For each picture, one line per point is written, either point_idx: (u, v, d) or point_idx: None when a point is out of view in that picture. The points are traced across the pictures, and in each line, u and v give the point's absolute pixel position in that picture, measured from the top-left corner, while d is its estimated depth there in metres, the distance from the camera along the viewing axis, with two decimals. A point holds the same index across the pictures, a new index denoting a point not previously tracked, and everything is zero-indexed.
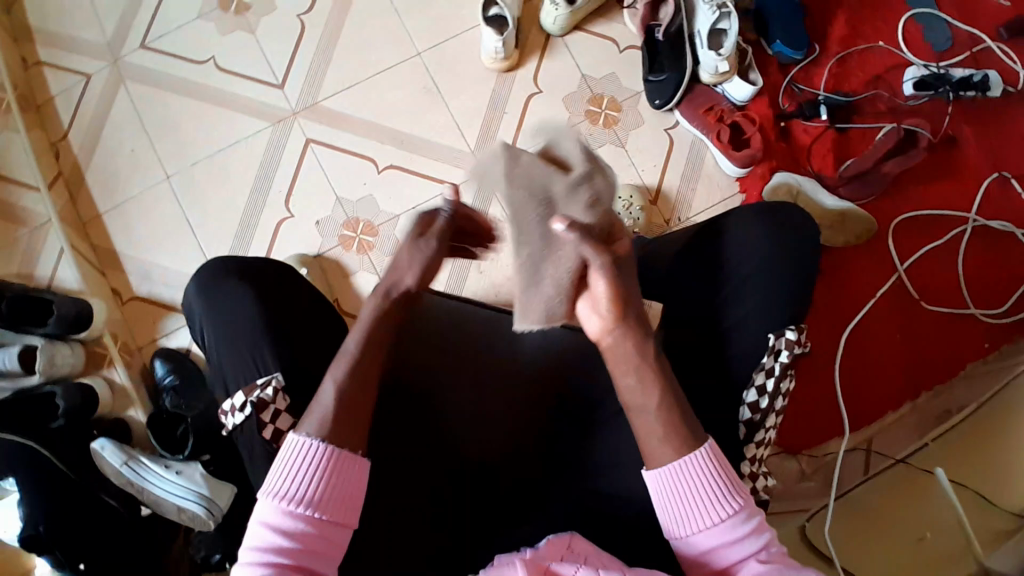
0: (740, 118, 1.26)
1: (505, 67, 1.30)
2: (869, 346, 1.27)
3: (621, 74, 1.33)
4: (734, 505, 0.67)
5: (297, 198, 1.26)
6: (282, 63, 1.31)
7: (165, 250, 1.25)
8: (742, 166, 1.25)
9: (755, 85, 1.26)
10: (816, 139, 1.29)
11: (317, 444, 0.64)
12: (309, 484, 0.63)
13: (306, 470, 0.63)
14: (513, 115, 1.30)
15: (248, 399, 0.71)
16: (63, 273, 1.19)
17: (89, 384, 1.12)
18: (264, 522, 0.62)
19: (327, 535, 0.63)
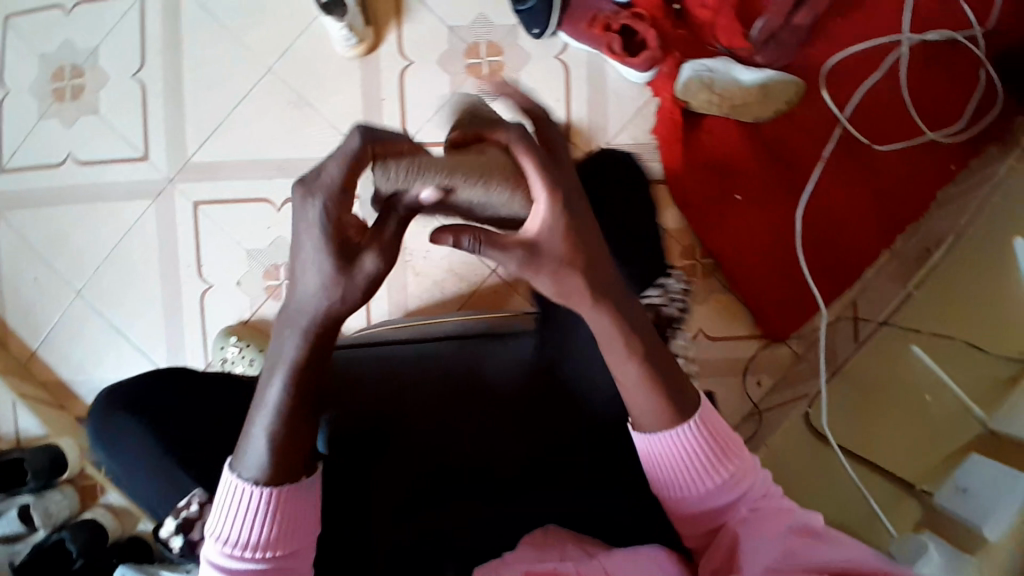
0: (627, 19, 1.13)
1: (363, 51, 1.18)
2: (831, 208, 1.19)
3: (490, 13, 1.20)
4: (733, 470, 0.60)
5: (209, 265, 1.19)
6: (140, 133, 1.21)
7: (109, 364, 1.22)
8: (647, 70, 1.14)
9: None
10: (718, 10, 1.15)
11: (257, 488, 0.53)
12: (260, 523, 0.53)
13: (249, 516, 0.53)
14: (393, 99, 1.19)
15: (176, 521, 0.64)
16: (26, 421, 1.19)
17: (94, 519, 1.15)
18: (212, 565, 0.54)
19: (291, 571, 0.55)
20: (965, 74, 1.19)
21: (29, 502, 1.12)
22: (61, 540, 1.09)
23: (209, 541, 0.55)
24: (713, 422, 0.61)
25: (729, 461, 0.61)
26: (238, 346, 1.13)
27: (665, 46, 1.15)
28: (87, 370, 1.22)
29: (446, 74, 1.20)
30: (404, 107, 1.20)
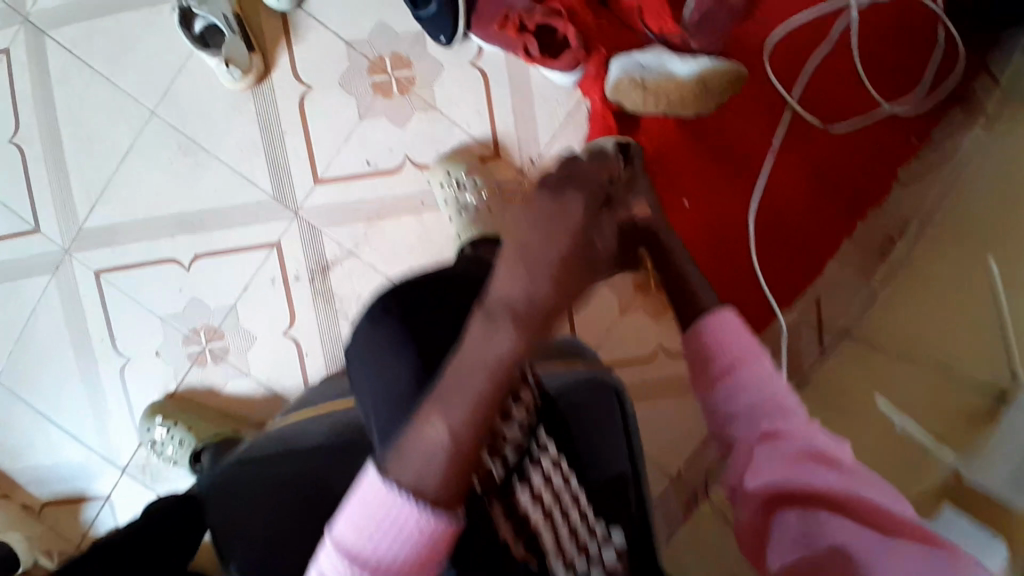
0: (543, 15, 0.98)
1: (252, 82, 1.04)
2: (783, 199, 1.09)
3: (391, 20, 1.05)
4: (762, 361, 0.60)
5: (124, 337, 1.10)
6: (24, 201, 1.08)
7: (41, 450, 1.15)
8: (572, 71, 1.00)
9: None
10: None
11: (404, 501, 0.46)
12: (393, 538, 0.47)
13: (385, 530, 0.47)
14: (295, 134, 1.06)
15: None
16: None
17: None
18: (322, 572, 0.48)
19: None
20: (927, 36, 1.06)
21: None
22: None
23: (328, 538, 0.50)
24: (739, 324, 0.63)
25: (755, 360, 0.60)
26: (166, 426, 1.06)
27: (591, 40, 1.02)
28: (19, 459, 1.15)
29: (350, 98, 1.06)
30: (308, 139, 1.06)
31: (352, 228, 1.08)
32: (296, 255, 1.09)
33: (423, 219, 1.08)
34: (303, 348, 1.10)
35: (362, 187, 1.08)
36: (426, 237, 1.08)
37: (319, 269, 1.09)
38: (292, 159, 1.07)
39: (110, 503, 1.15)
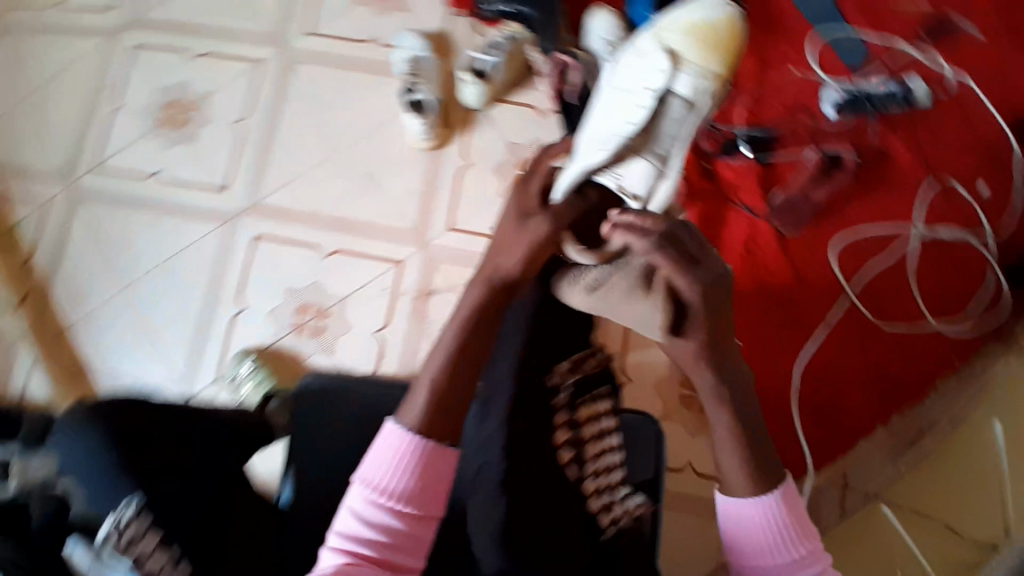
0: None
1: (434, 145, 1.35)
2: (829, 369, 1.28)
3: (546, 139, 1.37)
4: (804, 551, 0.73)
5: (248, 288, 1.30)
6: (225, 166, 1.36)
7: (126, 357, 1.28)
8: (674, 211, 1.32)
9: None
10: (741, 176, 1.36)
11: (410, 435, 0.73)
12: (404, 473, 0.72)
13: (391, 470, 0.72)
14: (446, 190, 1.35)
15: None
16: (35, 384, 1.26)
17: None
18: (351, 510, 0.71)
19: (409, 527, 0.71)
20: (970, 277, 1.31)
21: None
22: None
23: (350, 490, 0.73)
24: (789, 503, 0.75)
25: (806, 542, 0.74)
26: (252, 370, 1.21)
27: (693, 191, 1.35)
28: (100, 358, 1.28)
29: (497, 179, 1.35)
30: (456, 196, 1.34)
31: (462, 270, 1.31)
32: (412, 276, 1.31)
33: None
34: (385, 349, 1.27)
35: (481, 243, 1.32)
36: None
37: (423, 292, 1.30)
38: (438, 205, 1.34)
39: None
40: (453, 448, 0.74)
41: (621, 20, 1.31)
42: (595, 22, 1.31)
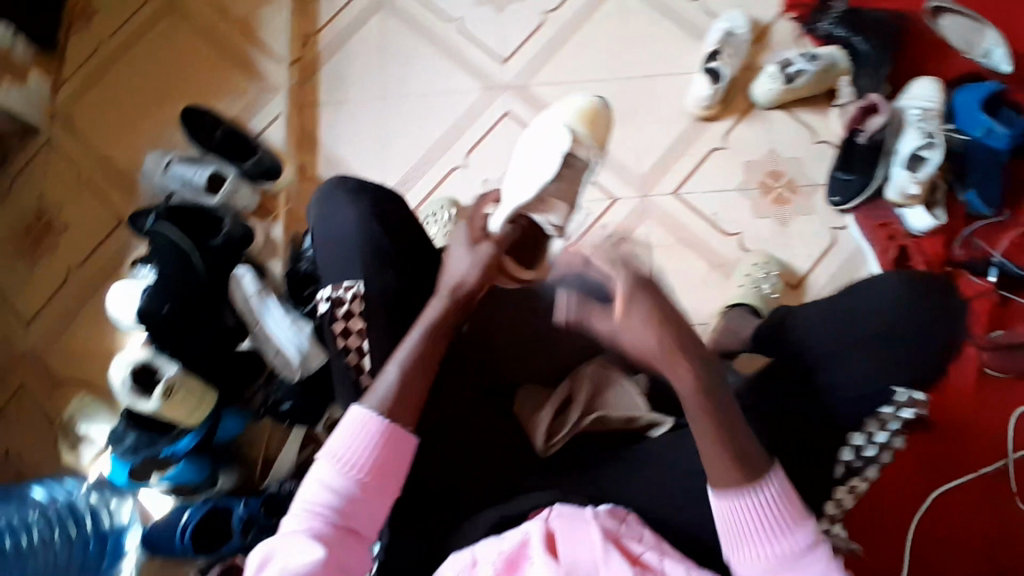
0: (911, 245, 1.27)
1: (704, 116, 1.34)
2: (954, 518, 1.16)
3: (808, 165, 1.33)
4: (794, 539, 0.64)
5: (479, 152, 1.37)
6: (513, 42, 1.42)
7: (352, 152, 1.39)
8: None
9: (937, 221, 1.24)
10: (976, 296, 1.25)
11: (375, 416, 0.71)
12: (366, 448, 0.70)
13: (364, 442, 0.70)
14: (691, 158, 1.34)
15: (333, 292, 0.85)
16: (274, 131, 1.38)
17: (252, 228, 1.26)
18: (323, 483, 0.69)
19: (373, 501, 0.69)
20: None
21: (228, 175, 1.24)
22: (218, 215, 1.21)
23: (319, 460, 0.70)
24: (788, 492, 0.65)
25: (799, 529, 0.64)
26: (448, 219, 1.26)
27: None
28: (334, 140, 1.40)
29: (742, 174, 1.33)
30: (696, 170, 1.33)
31: (666, 237, 1.31)
32: (617, 217, 1.33)
33: (711, 274, 1.29)
34: None
35: (695, 221, 1.32)
36: (703, 286, 1.28)
37: (618, 235, 1.31)
38: (675, 168, 1.34)
39: None
40: (412, 434, 0.71)
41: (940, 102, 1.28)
42: (919, 87, 1.29)
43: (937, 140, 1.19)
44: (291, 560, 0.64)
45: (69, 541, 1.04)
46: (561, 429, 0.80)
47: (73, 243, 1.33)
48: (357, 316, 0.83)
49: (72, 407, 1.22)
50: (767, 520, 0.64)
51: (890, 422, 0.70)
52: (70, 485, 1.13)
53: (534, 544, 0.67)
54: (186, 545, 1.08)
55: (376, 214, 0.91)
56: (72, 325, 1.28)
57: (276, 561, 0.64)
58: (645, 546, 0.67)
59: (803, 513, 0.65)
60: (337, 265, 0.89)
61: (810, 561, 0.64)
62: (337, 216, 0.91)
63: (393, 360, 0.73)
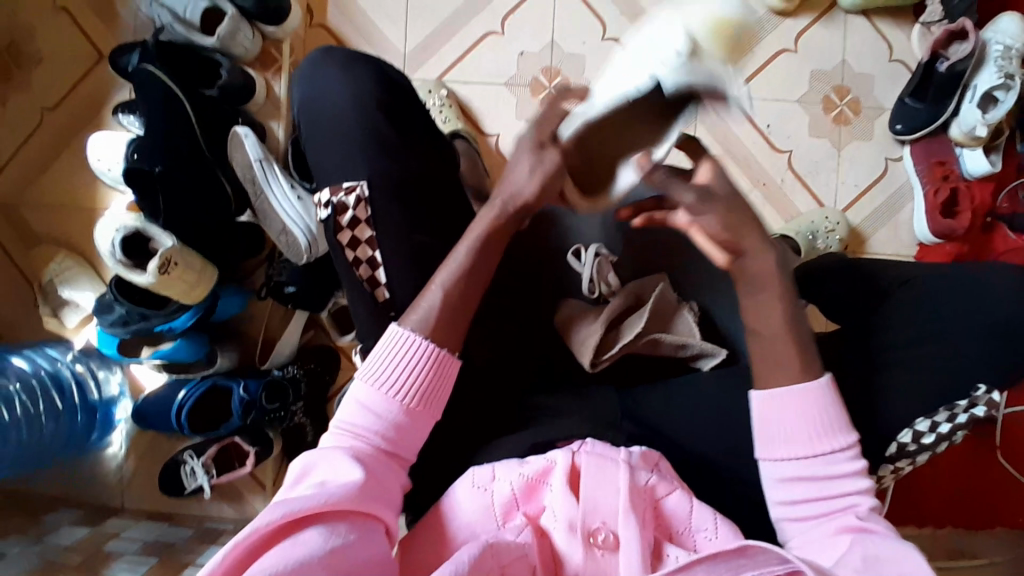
0: (964, 189, 1.12)
1: (779, 10, 1.17)
2: (934, 470, 1.11)
3: (880, 82, 1.19)
4: (841, 446, 0.60)
5: (516, 19, 1.19)
6: None
7: (372, 3, 1.20)
8: (935, 232, 1.14)
9: (994, 166, 1.12)
10: (1011, 251, 1.14)
11: (420, 341, 0.63)
12: (415, 369, 0.63)
13: (412, 363, 0.63)
14: (755, 59, 1.19)
15: (331, 199, 0.69)
16: None
17: (251, 78, 1.10)
18: (360, 401, 0.62)
19: (416, 424, 0.63)
20: None
21: (226, 12, 1.05)
22: (217, 62, 1.06)
23: (358, 381, 0.63)
24: (830, 397, 0.61)
25: (840, 438, 0.60)
26: (442, 101, 1.16)
27: (964, 233, 1.14)
28: None
29: (808, 85, 1.19)
30: (755, 73, 1.19)
31: (712, 146, 1.20)
32: None
33: (753, 194, 1.19)
34: None
35: (748, 133, 1.20)
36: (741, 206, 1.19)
37: None
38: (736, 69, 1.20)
39: None
40: (457, 359, 0.65)
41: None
42: (1002, 21, 1.10)
43: (1017, 81, 1.04)
44: (332, 476, 0.57)
45: (57, 415, 1.03)
46: (612, 345, 0.70)
47: (46, 80, 1.16)
48: (364, 224, 0.69)
49: (51, 270, 1.12)
50: (816, 413, 0.60)
51: (977, 406, 0.66)
52: (54, 353, 1.07)
53: (555, 475, 0.62)
54: (182, 424, 1.03)
55: (393, 94, 0.74)
56: (47, 176, 1.16)
57: (316, 475, 0.58)
58: (680, 484, 0.63)
59: (847, 421, 0.61)
60: (336, 154, 0.71)
61: (840, 478, 0.60)
62: (329, 96, 0.73)
63: (436, 277, 0.65)
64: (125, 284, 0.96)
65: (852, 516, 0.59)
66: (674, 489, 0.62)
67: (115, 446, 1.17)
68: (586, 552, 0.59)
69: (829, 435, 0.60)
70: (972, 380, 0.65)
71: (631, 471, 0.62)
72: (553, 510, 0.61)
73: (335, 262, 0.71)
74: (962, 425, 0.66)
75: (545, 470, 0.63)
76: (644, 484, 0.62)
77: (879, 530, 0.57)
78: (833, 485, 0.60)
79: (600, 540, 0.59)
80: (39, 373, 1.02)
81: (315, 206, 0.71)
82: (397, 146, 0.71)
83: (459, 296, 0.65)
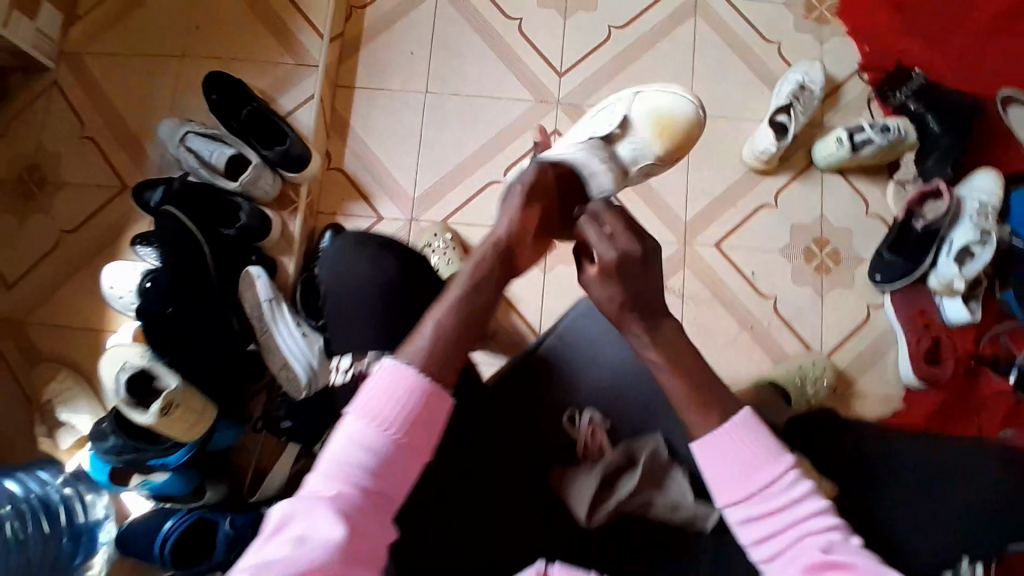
0: (945, 338, 1.19)
1: (760, 168, 1.29)
2: None
3: (857, 235, 1.28)
4: (780, 472, 0.63)
5: (519, 169, 1.31)
6: (573, 57, 1.36)
7: (387, 152, 1.32)
8: (920, 379, 1.19)
9: (974, 317, 1.17)
10: (993, 397, 1.19)
11: (410, 375, 0.63)
12: (403, 411, 0.62)
13: (399, 404, 0.62)
14: (740, 211, 1.29)
15: (353, 365, 0.75)
16: (301, 114, 1.27)
17: (269, 216, 1.17)
18: (346, 439, 0.61)
19: (401, 463, 0.62)
20: None
21: (251, 160, 1.15)
22: (237, 204, 1.14)
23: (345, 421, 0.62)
24: (753, 426, 0.64)
25: (777, 467, 0.63)
26: (447, 244, 1.23)
27: (948, 381, 1.19)
28: (368, 136, 1.32)
29: (788, 237, 1.28)
30: (739, 223, 1.28)
31: (701, 288, 1.26)
32: None
33: (741, 336, 1.24)
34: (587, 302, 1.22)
35: (734, 278, 1.26)
36: (730, 346, 1.23)
37: None
38: (722, 219, 1.29)
39: (374, 223, 1.28)
40: (448, 393, 0.63)
41: (1000, 198, 1.20)
42: (977, 178, 1.21)
43: (991, 239, 1.13)
44: (311, 530, 0.57)
45: (44, 539, 0.99)
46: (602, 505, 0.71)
47: (77, 211, 1.24)
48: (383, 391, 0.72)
49: (51, 388, 1.15)
50: (747, 453, 0.63)
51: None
52: (45, 475, 1.06)
53: None
54: (165, 558, 1.00)
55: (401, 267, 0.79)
56: (60, 300, 1.20)
57: (295, 527, 0.57)
58: None
59: (781, 446, 0.64)
60: (343, 321, 0.78)
61: (826, 548, 0.60)
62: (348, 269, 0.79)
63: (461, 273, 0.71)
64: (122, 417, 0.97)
65: (816, 551, 0.60)
66: None
67: (93, 570, 1.09)
68: None
69: (772, 472, 0.63)
70: (954, 549, 0.71)
71: None
72: None
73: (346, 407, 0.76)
74: None
75: None
76: None
77: (852, 563, 0.59)
78: (829, 562, 0.59)
79: None
80: (29, 494, 1.01)
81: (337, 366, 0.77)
82: (404, 321, 0.76)
83: None
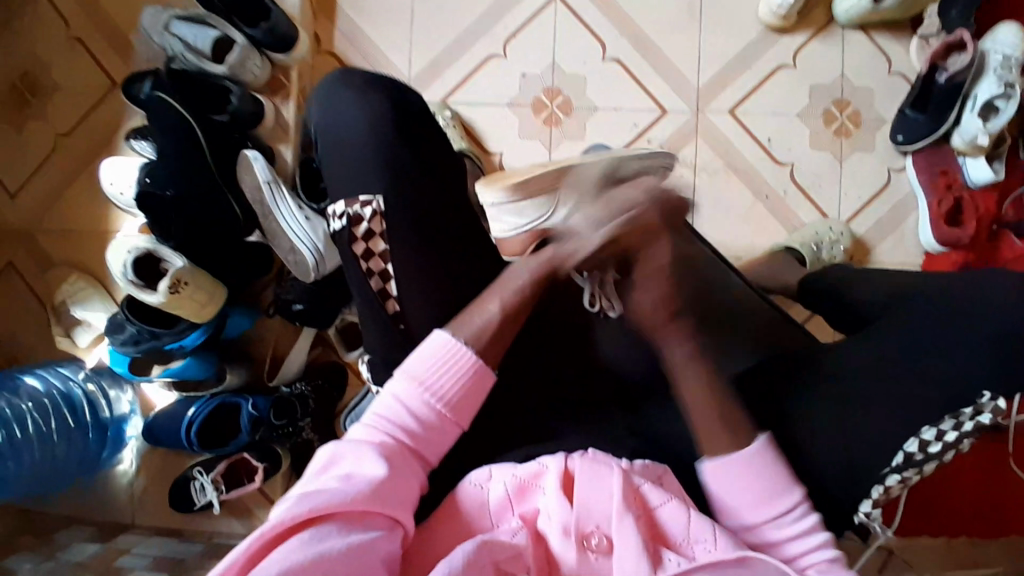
0: (968, 198, 1.13)
1: (776, 27, 1.20)
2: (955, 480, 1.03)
3: (880, 95, 1.21)
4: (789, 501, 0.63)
5: (518, 42, 1.23)
6: None
7: (379, 31, 1.25)
8: (941, 241, 1.13)
9: (997, 175, 1.11)
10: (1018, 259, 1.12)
11: (461, 347, 0.65)
12: (450, 376, 0.64)
13: (448, 369, 0.65)
14: (755, 74, 1.21)
15: (346, 211, 0.72)
16: None
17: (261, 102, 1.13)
18: (395, 395, 0.63)
19: (443, 428, 0.64)
20: None
21: (235, 41, 1.09)
22: (226, 88, 1.08)
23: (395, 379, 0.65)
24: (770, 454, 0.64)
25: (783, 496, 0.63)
26: (447, 122, 1.19)
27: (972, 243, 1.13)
28: (357, 15, 1.25)
29: (806, 100, 1.21)
30: (754, 88, 1.21)
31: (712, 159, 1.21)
32: (662, 134, 1.21)
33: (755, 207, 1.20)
34: None
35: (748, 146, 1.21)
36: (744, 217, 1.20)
37: None
38: (734, 85, 1.21)
39: None
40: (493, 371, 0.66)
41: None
42: (1001, 31, 1.08)
43: (1017, 91, 1.05)
44: (355, 470, 0.58)
45: (68, 432, 1.04)
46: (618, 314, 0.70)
47: (66, 109, 1.20)
48: (377, 237, 0.72)
49: (62, 291, 1.16)
50: (756, 485, 0.63)
51: (984, 414, 0.64)
52: (67, 372, 1.10)
53: (547, 477, 0.64)
54: (193, 440, 1.04)
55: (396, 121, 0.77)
56: (63, 199, 1.19)
57: (340, 466, 0.59)
58: (673, 494, 0.62)
59: (790, 478, 0.63)
60: (339, 180, 0.75)
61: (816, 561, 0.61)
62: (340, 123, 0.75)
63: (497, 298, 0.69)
64: (137, 304, 0.99)
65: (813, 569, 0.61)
66: (671, 498, 0.62)
67: (125, 463, 1.15)
68: (580, 554, 0.59)
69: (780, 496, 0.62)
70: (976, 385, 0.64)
71: (625, 475, 0.63)
72: (544, 512, 0.62)
73: (343, 265, 0.73)
74: (971, 434, 0.64)
75: (537, 473, 0.65)
76: (639, 489, 0.63)
77: None
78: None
79: (593, 543, 0.60)
80: (51, 391, 1.05)
81: (330, 218, 0.74)
82: (402, 177, 0.73)
83: (497, 338, 0.67)
